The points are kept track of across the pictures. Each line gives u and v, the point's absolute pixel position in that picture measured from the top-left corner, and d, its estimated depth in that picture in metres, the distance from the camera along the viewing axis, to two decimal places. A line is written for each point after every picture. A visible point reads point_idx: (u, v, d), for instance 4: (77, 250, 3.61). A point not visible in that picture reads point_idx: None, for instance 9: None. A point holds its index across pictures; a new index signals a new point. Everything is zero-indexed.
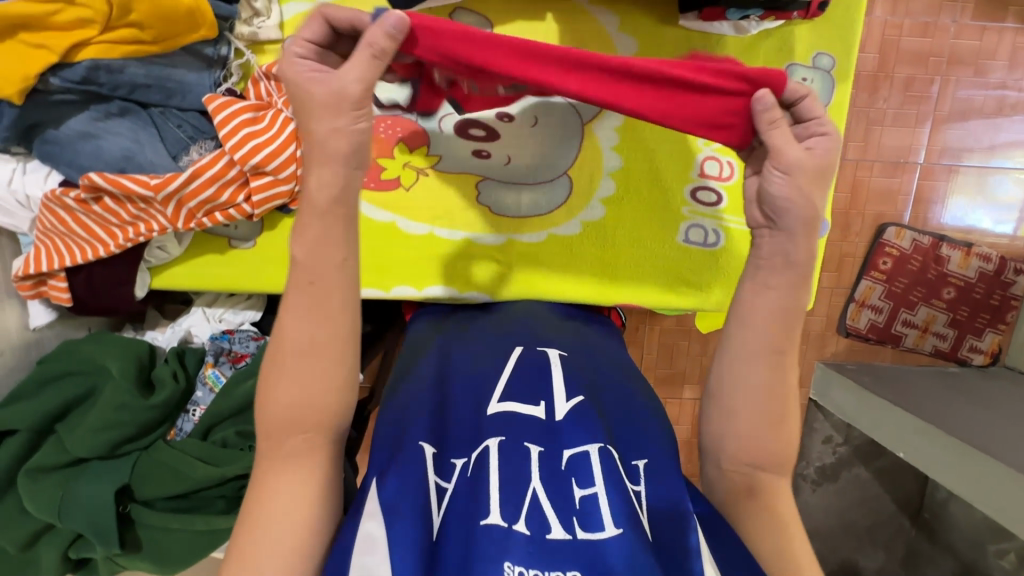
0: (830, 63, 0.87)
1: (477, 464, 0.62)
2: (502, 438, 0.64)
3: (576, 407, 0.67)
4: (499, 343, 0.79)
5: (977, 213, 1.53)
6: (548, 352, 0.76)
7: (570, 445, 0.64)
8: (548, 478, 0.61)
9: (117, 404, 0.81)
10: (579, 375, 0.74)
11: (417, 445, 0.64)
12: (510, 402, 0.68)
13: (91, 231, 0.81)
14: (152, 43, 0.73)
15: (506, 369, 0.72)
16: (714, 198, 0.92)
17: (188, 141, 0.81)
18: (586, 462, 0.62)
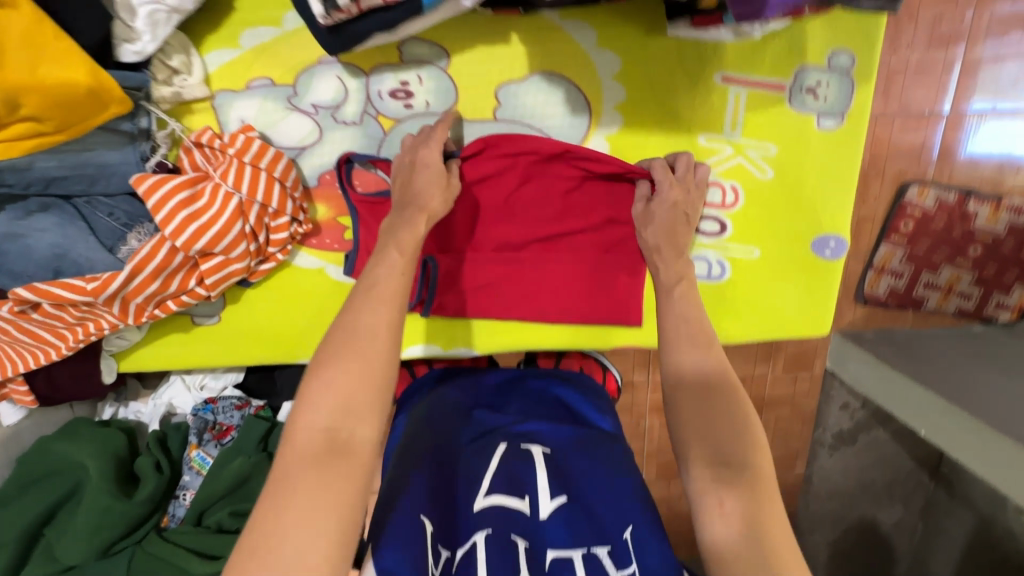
0: (848, 61, 0.74)
1: (466, 560, 0.56)
2: (489, 530, 0.58)
3: (562, 508, 0.62)
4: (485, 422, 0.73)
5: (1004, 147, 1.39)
6: (533, 450, 0.67)
7: (553, 546, 0.59)
8: (535, 573, 0.56)
9: (102, 507, 0.78)
10: (570, 458, 0.67)
11: (420, 518, 0.57)
12: (498, 493, 0.61)
13: (38, 337, 0.74)
14: (57, 132, 0.63)
15: (490, 466, 0.64)
16: (717, 227, 0.82)
17: (124, 229, 0.73)
18: (569, 569, 0.57)
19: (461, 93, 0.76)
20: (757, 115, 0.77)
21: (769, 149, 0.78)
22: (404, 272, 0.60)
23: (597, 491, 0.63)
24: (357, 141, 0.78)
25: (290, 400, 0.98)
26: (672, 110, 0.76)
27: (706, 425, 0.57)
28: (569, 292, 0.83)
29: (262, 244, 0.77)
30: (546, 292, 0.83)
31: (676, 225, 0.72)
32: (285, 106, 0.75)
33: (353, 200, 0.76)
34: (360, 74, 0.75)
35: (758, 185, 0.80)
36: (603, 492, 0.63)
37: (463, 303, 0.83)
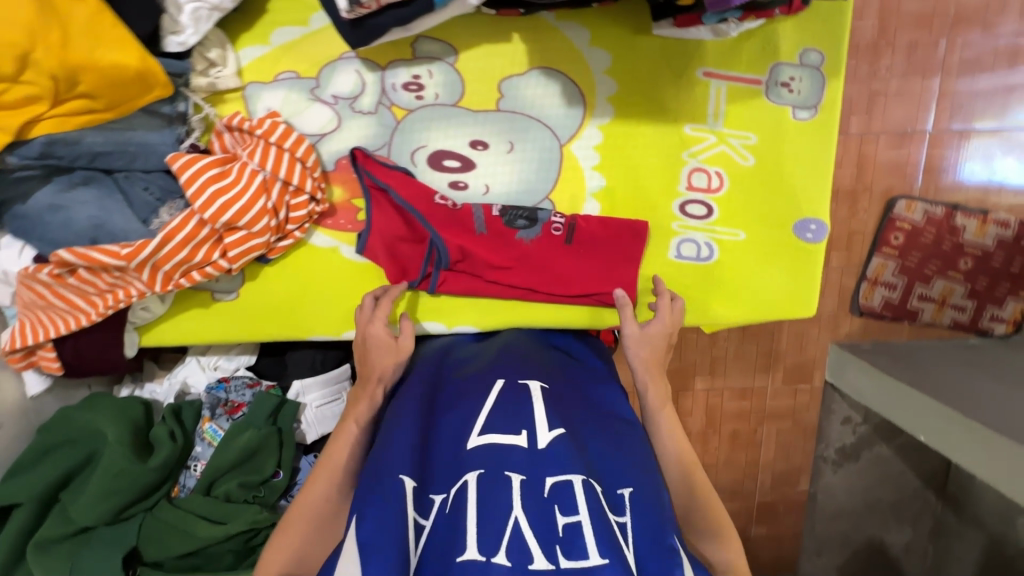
0: (817, 58, 0.82)
1: (455, 499, 0.62)
2: (480, 471, 0.63)
3: (559, 437, 0.66)
4: (483, 376, 0.78)
5: (989, 171, 1.46)
6: (531, 386, 0.75)
7: (552, 473, 0.62)
8: (532, 507, 0.60)
9: (117, 470, 0.82)
10: (563, 409, 0.72)
11: (398, 478, 0.64)
12: (491, 433, 0.67)
13: (71, 302, 0.80)
14: (106, 110, 0.71)
15: (486, 405, 0.71)
16: (704, 211, 0.88)
17: (158, 203, 0.80)
18: (569, 492, 0.60)
19: (467, 85, 0.84)
20: (738, 108, 0.84)
21: (749, 138, 0.85)
22: (351, 442, 0.74)
23: (593, 444, 0.68)
24: (372, 129, 0.85)
25: (300, 379, 1.01)
26: (660, 103, 0.84)
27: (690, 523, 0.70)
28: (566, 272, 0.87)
29: (283, 221, 0.84)
30: (546, 273, 0.87)
31: (656, 343, 0.81)
32: (308, 97, 0.83)
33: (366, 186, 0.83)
34: (376, 69, 0.83)
35: (740, 172, 0.86)
36: (598, 440, 0.69)
37: (463, 285, 0.87)
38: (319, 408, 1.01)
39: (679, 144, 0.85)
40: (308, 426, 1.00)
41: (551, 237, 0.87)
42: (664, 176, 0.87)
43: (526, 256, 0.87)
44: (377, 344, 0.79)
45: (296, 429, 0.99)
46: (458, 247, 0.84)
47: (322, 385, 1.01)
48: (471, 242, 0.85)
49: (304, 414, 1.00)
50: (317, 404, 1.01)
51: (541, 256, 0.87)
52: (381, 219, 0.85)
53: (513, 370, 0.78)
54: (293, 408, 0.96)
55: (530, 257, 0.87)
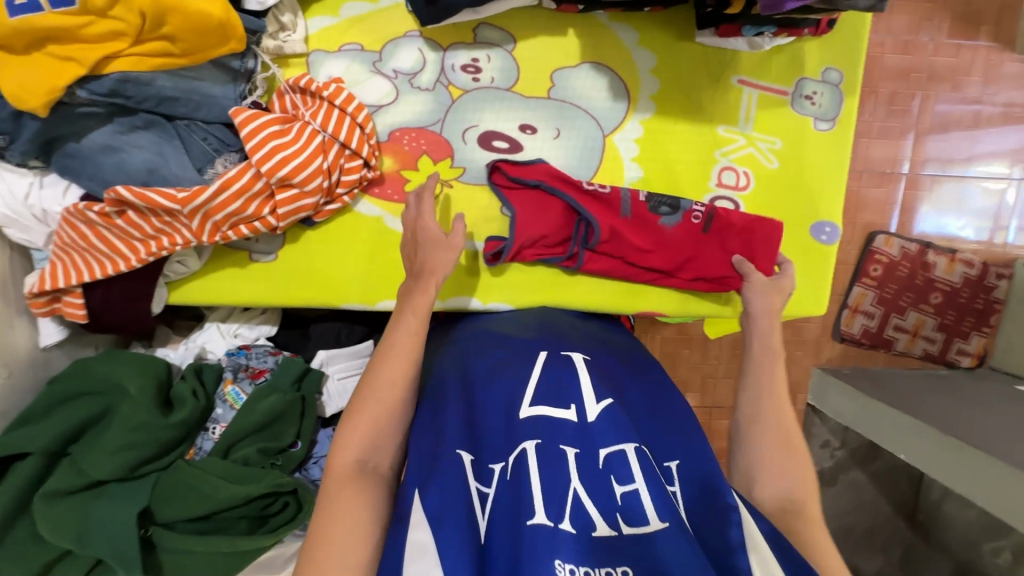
0: (837, 77, 0.92)
1: (515, 468, 0.61)
2: (537, 441, 0.63)
3: (607, 409, 0.67)
4: (524, 346, 0.79)
5: (957, 223, 1.55)
6: (574, 356, 0.76)
7: (603, 445, 0.63)
8: (587, 477, 0.60)
9: (138, 422, 0.79)
10: (605, 377, 0.73)
11: (454, 453, 0.64)
12: (541, 406, 0.67)
13: (113, 246, 0.79)
14: (182, 56, 0.73)
15: (533, 376, 0.71)
16: (732, 207, 0.94)
17: (214, 153, 0.81)
18: (624, 460, 0.61)
19: (521, 72, 0.89)
20: (767, 114, 0.92)
21: (775, 143, 0.93)
22: (416, 334, 0.73)
23: (636, 411, 0.71)
24: (427, 105, 0.89)
25: (324, 350, 1.00)
26: (697, 104, 0.91)
27: (771, 465, 0.70)
28: (677, 258, 0.91)
29: (334, 184, 0.85)
30: (663, 254, 0.91)
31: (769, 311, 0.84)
32: (369, 69, 0.87)
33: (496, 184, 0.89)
34: (438, 49, 0.88)
35: (765, 173, 0.94)
36: (642, 407, 0.71)
37: (600, 266, 0.91)
38: (341, 381, 1.00)
39: (711, 143, 0.93)
40: (329, 398, 0.99)
41: (659, 231, 0.90)
42: (698, 172, 0.93)
43: (664, 243, 0.90)
44: (428, 237, 0.79)
45: (318, 400, 0.98)
46: (609, 226, 0.88)
47: (346, 357, 1.00)
48: (633, 226, 0.90)
49: (326, 385, 0.99)
50: (340, 377, 0.99)
51: (682, 241, 0.90)
52: (524, 208, 0.87)
53: (557, 343, 0.80)
54: (318, 377, 0.95)
55: (678, 242, 0.90)
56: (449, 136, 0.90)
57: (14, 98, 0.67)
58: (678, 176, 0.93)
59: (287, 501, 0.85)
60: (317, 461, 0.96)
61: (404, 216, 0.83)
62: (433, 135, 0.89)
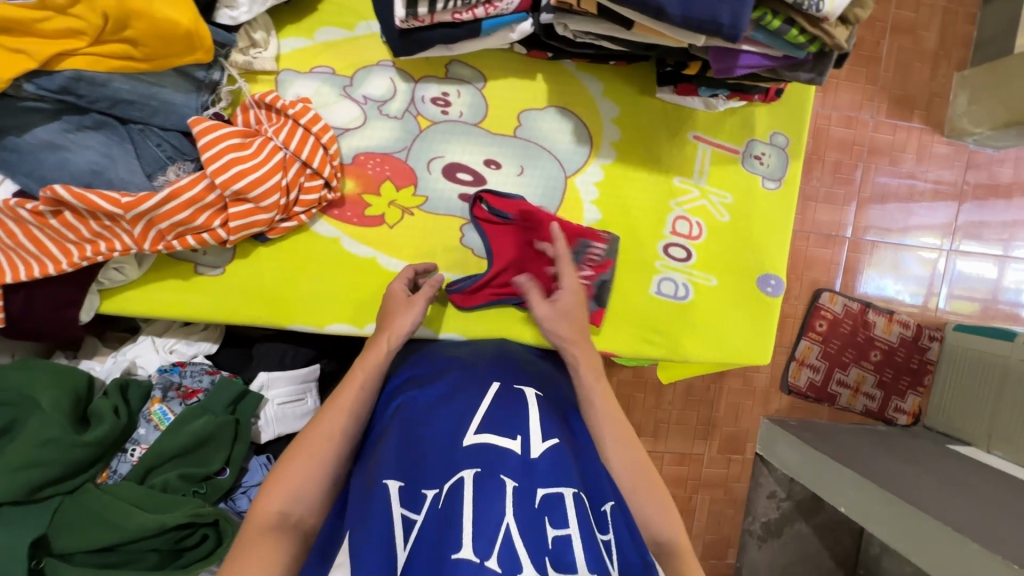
0: (783, 140, 0.99)
1: (449, 494, 0.60)
2: (477, 470, 0.62)
3: (552, 448, 0.66)
4: (473, 376, 0.77)
5: (895, 286, 1.66)
6: (525, 391, 0.75)
7: (543, 484, 0.62)
8: (523, 517, 0.58)
9: (45, 439, 0.73)
10: (553, 412, 0.74)
11: (383, 482, 0.61)
12: (486, 434, 0.66)
13: (43, 246, 0.74)
14: (143, 61, 0.71)
15: (481, 407, 0.70)
16: (684, 254, 0.98)
17: (167, 160, 0.78)
18: (560, 503, 0.60)
19: (489, 110, 0.92)
20: (719, 169, 0.97)
21: (726, 197, 0.98)
22: (363, 388, 0.72)
23: (580, 450, 0.70)
24: (394, 132, 0.90)
25: (266, 371, 0.96)
26: (656, 155, 0.96)
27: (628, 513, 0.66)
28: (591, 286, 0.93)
29: (291, 202, 0.84)
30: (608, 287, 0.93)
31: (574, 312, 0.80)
32: (339, 93, 0.88)
33: (478, 216, 0.90)
34: (409, 80, 0.89)
35: (716, 224, 0.98)
36: (584, 451, 0.72)
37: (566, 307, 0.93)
38: (281, 406, 0.95)
39: (667, 193, 0.97)
40: (266, 423, 0.94)
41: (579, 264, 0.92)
42: (654, 219, 0.97)
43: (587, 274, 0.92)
44: (393, 296, 0.82)
45: (254, 425, 0.93)
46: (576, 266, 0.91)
47: (289, 380, 0.96)
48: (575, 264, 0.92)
49: (265, 409, 0.94)
50: (280, 401, 0.95)
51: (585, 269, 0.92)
52: (501, 244, 0.91)
53: (507, 375, 0.79)
54: (256, 400, 0.90)
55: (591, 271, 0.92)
56: (413, 164, 0.91)
57: None
58: (635, 219, 0.96)
59: (205, 534, 0.79)
60: (246, 491, 0.90)
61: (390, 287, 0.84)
62: (399, 162, 0.90)
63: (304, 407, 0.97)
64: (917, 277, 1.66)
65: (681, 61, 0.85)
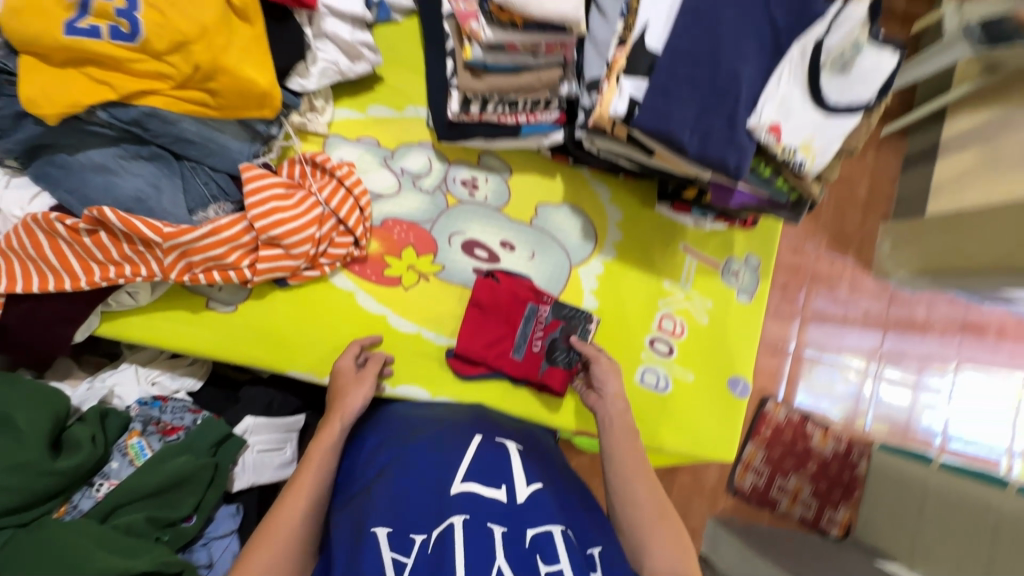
0: (756, 261, 1.13)
1: (438, 540, 0.63)
2: (465, 515, 0.65)
3: (535, 492, 0.71)
4: (456, 426, 0.81)
5: (828, 402, 1.82)
6: (507, 444, 0.78)
7: (533, 525, 0.66)
8: (513, 557, 0.62)
9: (14, 463, 0.68)
10: (535, 463, 0.77)
11: (370, 531, 0.64)
12: (471, 482, 0.70)
13: (65, 262, 0.74)
14: (216, 110, 0.77)
15: (465, 459, 0.73)
16: (667, 349, 1.07)
17: (211, 199, 0.82)
18: (550, 541, 0.64)
19: (511, 197, 1.02)
20: (703, 278, 1.10)
21: (706, 303, 1.10)
22: (318, 468, 0.76)
23: (566, 497, 0.73)
24: (423, 204, 0.98)
25: (252, 415, 0.94)
26: (650, 258, 1.08)
27: (652, 545, 0.74)
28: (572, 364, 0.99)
29: (319, 253, 0.89)
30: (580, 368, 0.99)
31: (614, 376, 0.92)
32: (380, 162, 0.96)
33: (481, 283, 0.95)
34: (444, 161, 0.99)
35: (696, 326, 1.09)
36: (566, 493, 0.74)
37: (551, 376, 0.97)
38: (259, 454, 0.93)
39: (657, 292, 1.08)
40: (242, 470, 0.91)
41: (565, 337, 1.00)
42: (644, 314, 1.07)
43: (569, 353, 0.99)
44: (344, 374, 0.87)
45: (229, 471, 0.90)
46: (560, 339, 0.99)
47: (272, 428, 0.95)
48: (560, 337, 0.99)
49: (243, 456, 0.91)
50: (259, 449, 0.93)
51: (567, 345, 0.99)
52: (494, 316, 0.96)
53: (488, 427, 0.83)
54: (237, 448, 0.87)
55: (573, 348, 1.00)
56: (436, 235, 0.98)
57: (31, 101, 0.67)
58: (628, 311, 1.06)
59: None
60: (208, 542, 0.85)
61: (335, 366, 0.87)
62: (424, 231, 0.97)
63: (282, 458, 0.96)
64: (839, 397, 1.83)
65: (682, 184, 1.01)
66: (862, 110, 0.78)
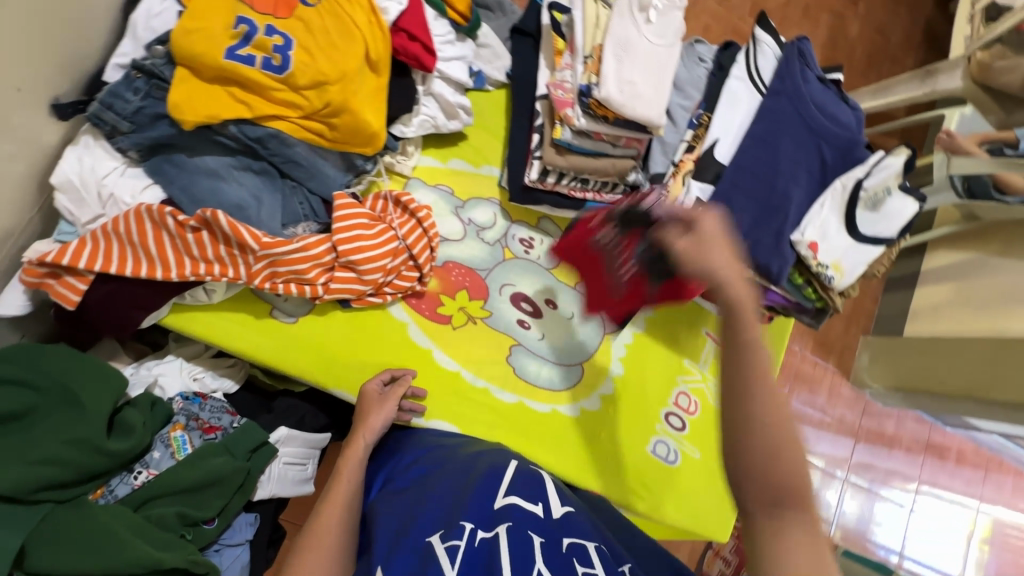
0: (766, 355, 1.25)
1: (487, 540, 0.71)
2: (509, 523, 0.73)
3: (567, 512, 0.78)
4: (494, 451, 0.90)
5: None
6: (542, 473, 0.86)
7: (567, 536, 0.73)
8: (551, 562, 0.69)
9: (74, 438, 0.71)
10: (565, 492, 0.85)
11: (424, 539, 0.71)
12: (514, 495, 0.78)
13: (163, 253, 0.78)
14: (329, 141, 0.85)
15: (507, 475, 0.82)
16: (680, 425, 1.13)
17: (302, 218, 0.89)
18: (584, 550, 0.71)
19: (561, 261, 1.11)
20: (719, 363, 1.20)
21: (720, 387, 1.19)
22: (349, 478, 0.83)
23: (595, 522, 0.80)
24: (483, 253, 1.06)
25: (285, 427, 0.95)
26: (675, 337, 1.17)
27: (753, 472, 0.53)
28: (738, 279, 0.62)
29: (385, 283, 0.95)
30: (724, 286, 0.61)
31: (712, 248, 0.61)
32: (451, 210, 1.04)
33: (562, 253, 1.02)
34: (507, 219, 1.08)
35: (709, 406, 1.17)
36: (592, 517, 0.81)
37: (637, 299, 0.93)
38: (285, 466, 0.93)
39: (678, 370, 1.16)
40: (266, 480, 0.91)
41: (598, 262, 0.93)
42: (664, 387, 1.14)
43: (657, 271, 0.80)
44: (371, 395, 0.90)
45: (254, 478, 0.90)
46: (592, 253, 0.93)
47: (301, 443, 0.96)
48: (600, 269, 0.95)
49: (271, 466, 0.92)
50: (286, 461, 0.94)
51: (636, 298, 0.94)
52: (586, 272, 0.99)
53: (521, 456, 0.91)
54: (271, 453, 0.89)
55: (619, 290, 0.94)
56: (490, 283, 1.06)
57: (176, 106, 0.74)
58: (650, 381, 1.13)
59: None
60: (223, 548, 0.85)
61: (365, 389, 0.90)
62: (480, 278, 1.05)
63: (303, 474, 0.96)
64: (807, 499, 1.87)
65: None
66: (886, 243, 0.91)
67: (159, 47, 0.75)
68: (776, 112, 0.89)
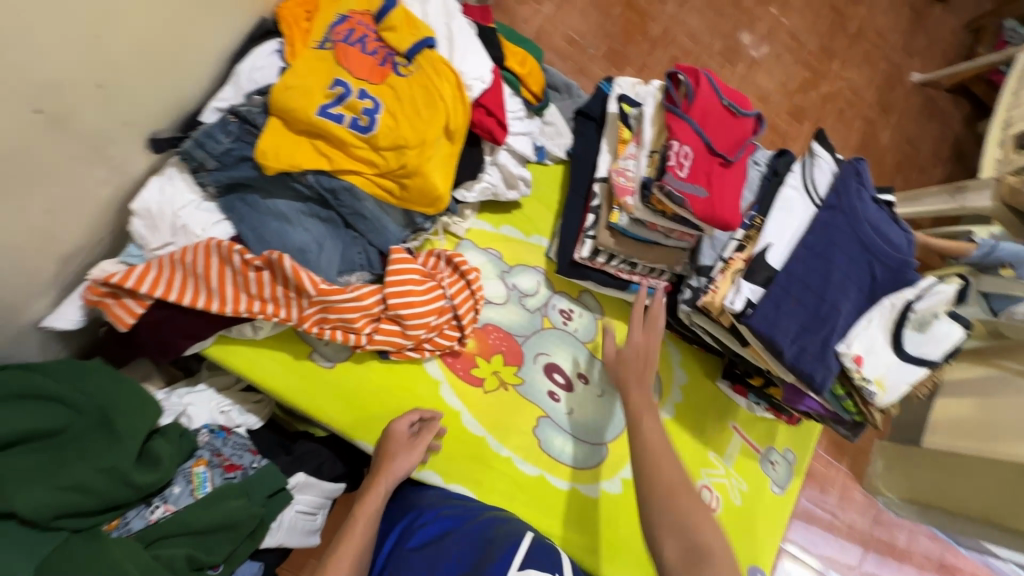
0: (791, 457, 1.23)
1: None
2: None
3: None
4: (510, 521, 0.85)
5: None
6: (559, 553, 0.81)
7: None
8: None
9: (104, 465, 0.70)
10: None
11: None
12: (530, 568, 0.73)
13: (222, 287, 0.80)
14: (396, 199, 0.88)
15: (523, 544, 0.77)
16: None
17: (357, 267, 0.91)
18: None
19: (597, 336, 1.12)
20: (744, 459, 1.17)
21: (743, 485, 1.15)
22: (364, 528, 0.80)
23: None
24: (523, 319, 1.07)
25: (303, 473, 0.93)
26: (703, 427, 1.15)
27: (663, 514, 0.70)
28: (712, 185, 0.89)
29: (426, 339, 0.95)
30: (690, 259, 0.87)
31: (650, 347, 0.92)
32: (497, 274, 1.06)
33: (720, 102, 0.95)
34: (550, 289, 1.10)
35: (732, 505, 1.13)
36: None
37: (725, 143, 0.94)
38: (297, 514, 0.91)
39: (703, 462, 1.12)
40: (276, 528, 0.88)
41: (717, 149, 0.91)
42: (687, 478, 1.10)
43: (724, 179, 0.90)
44: (397, 436, 0.87)
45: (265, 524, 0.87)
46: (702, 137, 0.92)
47: (315, 491, 0.94)
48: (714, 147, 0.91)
49: (283, 513, 0.89)
50: (299, 509, 0.91)
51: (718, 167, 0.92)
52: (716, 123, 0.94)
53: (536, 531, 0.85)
54: (286, 501, 0.87)
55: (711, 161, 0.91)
56: (527, 349, 1.06)
57: (262, 153, 0.77)
58: None
59: None
60: None
61: (393, 426, 0.87)
62: (516, 343, 1.05)
63: (311, 524, 0.93)
64: None
65: (749, 371, 1.11)
66: (930, 365, 0.91)
67: (259, 97, 0.80)
68: (830, 225, 0.91)
